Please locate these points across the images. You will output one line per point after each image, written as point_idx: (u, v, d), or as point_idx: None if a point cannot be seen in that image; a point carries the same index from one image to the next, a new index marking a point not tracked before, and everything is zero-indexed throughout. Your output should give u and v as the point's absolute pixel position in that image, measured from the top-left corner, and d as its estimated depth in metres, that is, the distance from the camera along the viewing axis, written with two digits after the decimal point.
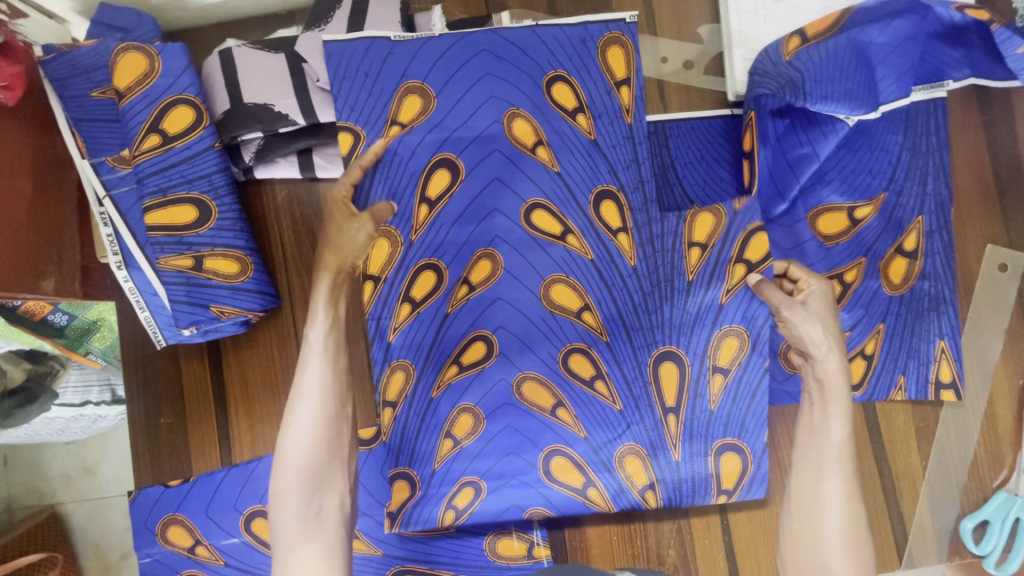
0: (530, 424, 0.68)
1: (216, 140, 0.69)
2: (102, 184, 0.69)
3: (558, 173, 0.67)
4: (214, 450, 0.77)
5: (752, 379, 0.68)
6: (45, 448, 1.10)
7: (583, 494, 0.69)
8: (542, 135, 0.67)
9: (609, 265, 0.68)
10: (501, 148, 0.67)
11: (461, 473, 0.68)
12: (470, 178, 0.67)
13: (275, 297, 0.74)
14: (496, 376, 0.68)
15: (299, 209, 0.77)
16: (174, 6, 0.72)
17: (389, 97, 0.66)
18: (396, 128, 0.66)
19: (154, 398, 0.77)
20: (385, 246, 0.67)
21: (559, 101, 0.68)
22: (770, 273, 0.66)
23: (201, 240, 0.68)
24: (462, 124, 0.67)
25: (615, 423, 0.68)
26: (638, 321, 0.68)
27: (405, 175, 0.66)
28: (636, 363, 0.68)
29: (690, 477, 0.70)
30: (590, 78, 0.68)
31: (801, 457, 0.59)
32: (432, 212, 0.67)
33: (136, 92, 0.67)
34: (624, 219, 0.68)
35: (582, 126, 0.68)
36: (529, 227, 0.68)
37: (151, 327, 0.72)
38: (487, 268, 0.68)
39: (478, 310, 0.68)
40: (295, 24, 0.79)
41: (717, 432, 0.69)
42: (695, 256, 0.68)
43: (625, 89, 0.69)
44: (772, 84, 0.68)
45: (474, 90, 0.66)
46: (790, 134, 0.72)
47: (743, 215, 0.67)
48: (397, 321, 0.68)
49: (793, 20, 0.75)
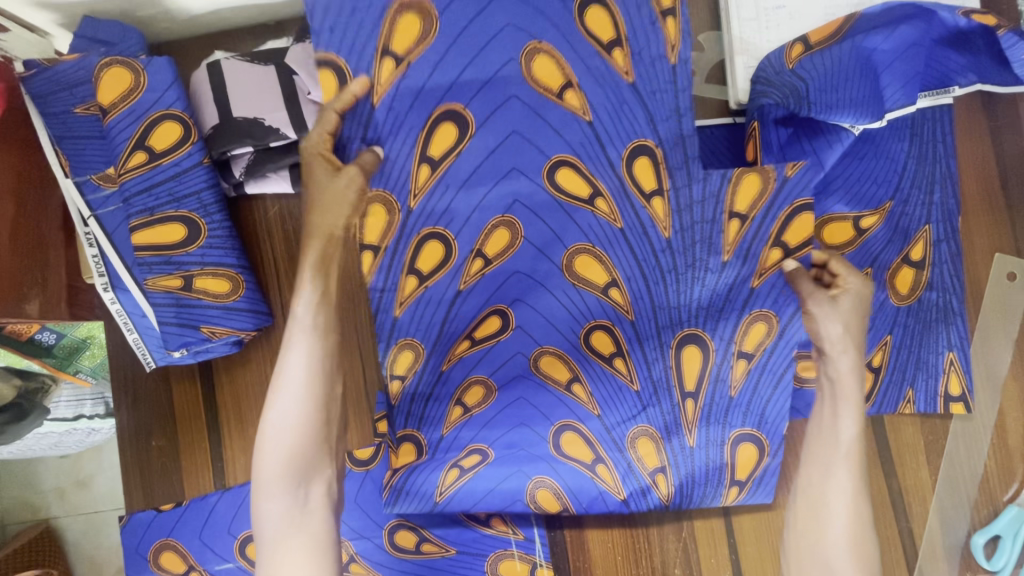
0: (544, 398, 0.71)
1: (205, 155, 0.67)
2: (87, 204, 0.67)
3: (589, 122, 0.65)
4: (206, 472, 0.75)
5: (777, 367, 0.69)
6: (37, 463, 1.08)
7: (592, 470, 0.71)
8: (572, 78, 0.64)
9: (640, 236, 0.67)
10: (520, 95, 0.64)
11: (469, 440, 0.71)
12: (478, 133, 0.65)
13: (269, 314, 0.72)
14: (511, 350, 0.70)
15: (292, 223, 0.75)
16: (161, 17, 0.70)
17: (381, 14, 0.61)
18: (389, 58, 0.62)
19: (143, 421, 0.75)
20: (382, 215, 0.64)
21: (592, 32, 0.64)
22: (808, 260, 0.67)
23: (190, 260, 0.66)
24: (464, 71, 0.63)
25: (631, 405, 0.70)
26: (667, 300, 0.68)
27: (403, 130, 0.64)
28: (659, 342, 0.69)
29: (703, 465, 0.71)
30: (629, 5, 0.65)
31: (805, 465, 0.64)
32: (434, 173, 0.65)
33: (121, 108, 0.65)
34: (660, 179, 0.66)
35: (618, 63, 0.65)
36: (553, 189, 0.66)
37: (140, 349, 0.70)
38: (505, 238, 0.68)
39: (494, 286, 0.69)
40: (285, 34, 0.77)
41: (736, 421, 0.70)
42: (734, 230, 0.66)
43: (670, 19, 0.65)
44: (776, 93, 0.67)
45: (486, 21, 0.63)
46: (794, 142, 0.70)
47: (792, 188, 0.64)
48: (403, 295, 0.67)
49: (797, 26, 0.73)
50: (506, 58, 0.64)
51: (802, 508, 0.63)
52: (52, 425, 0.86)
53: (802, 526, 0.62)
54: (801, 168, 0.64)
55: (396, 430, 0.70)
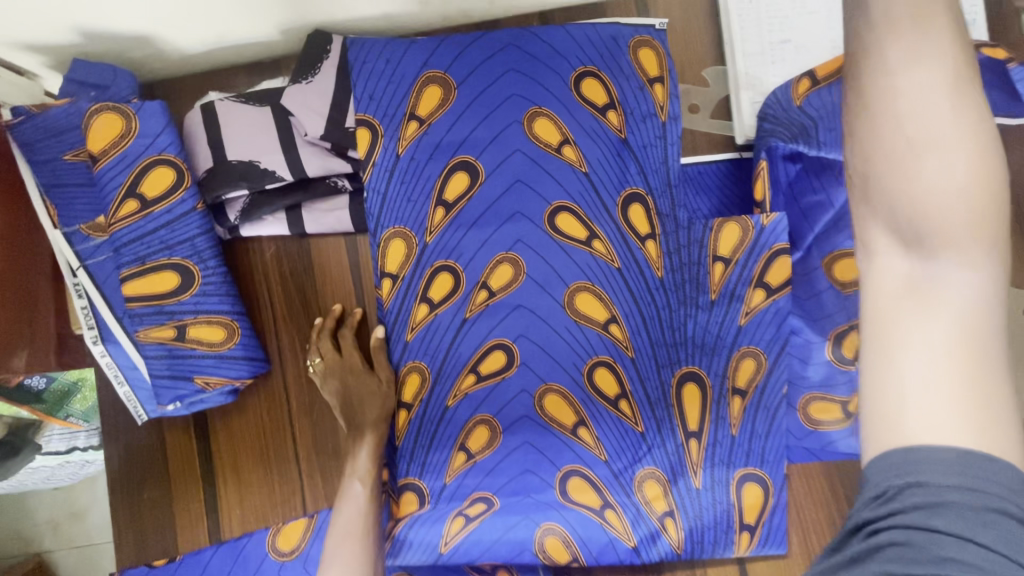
0: (550, 442, 0.68)
1: (199, 201, 0.66)
2: (77, 254, 0.65)
3: (585, 173, 0.68)
4: (202, 523, 0.73)
5: (771, 403, 0.69)
6: (31, 496, 1.11)
7: (601, 516, 0.67)
8: (568, 135, 0.69)
9: (637, 276, 0.69)
10: (524, 148, 0.68)
11: (472, 489, 0.68)
12: (488, 180, 0.68)
13: (265, 360, 0.71)
14: (516, 388, 0.68)
15: (288, 265, 0.75)
16: (153, 58, 0.70)
17: (409, 86, 0.69)
18: (414, 122, 0.69)
19: (137, 473, 0.73)
20: (401, 247, 0.70)
21: (591, 95, 0.69)
22: (784, 299, 0.69)
23: (184, 309, 0.64)
24: (478, 126, 0.68)
25: (635, 445, 0.68)
26: (663, 337, 0.70)
27: (422, 178, 0.69)
28: (660, 381, 0.69)
29: (711, 508, 0.68)
30: (622, 75, 0.71)
31: (855, 113, 0.34)
32: (448, 215, 0.69)
33: (111, 155, 0.63)
34: (652, 225, 0.70)
35: (613, 122, 0.70)
36: (553, 230, 0.68)
37: (131, 402, 0.69)
38: (509, 273, 0.68)
39: (498, 317, 0.68)
40: (281, 72, 0.76)
41: (739, 461, 0.68)
42: (718, 274, 0.70)
43: (659, 86, 0.72)
44: (785, 133, 0.66)
45: (499, 83, 0.69)
46: (802, 179, 0.70)
47: (769, 235, 0.68)
48: (414, 321, 0.70)
49: (802, 61, 0.72)
50: (511, 120, 0.68)
51: (864, 132, 0.34)
52: (44, 459, 0.90)
53: (866, 162, 0.34)
54: (775, 218, 0.68)
55: (400, 476, 0.70)
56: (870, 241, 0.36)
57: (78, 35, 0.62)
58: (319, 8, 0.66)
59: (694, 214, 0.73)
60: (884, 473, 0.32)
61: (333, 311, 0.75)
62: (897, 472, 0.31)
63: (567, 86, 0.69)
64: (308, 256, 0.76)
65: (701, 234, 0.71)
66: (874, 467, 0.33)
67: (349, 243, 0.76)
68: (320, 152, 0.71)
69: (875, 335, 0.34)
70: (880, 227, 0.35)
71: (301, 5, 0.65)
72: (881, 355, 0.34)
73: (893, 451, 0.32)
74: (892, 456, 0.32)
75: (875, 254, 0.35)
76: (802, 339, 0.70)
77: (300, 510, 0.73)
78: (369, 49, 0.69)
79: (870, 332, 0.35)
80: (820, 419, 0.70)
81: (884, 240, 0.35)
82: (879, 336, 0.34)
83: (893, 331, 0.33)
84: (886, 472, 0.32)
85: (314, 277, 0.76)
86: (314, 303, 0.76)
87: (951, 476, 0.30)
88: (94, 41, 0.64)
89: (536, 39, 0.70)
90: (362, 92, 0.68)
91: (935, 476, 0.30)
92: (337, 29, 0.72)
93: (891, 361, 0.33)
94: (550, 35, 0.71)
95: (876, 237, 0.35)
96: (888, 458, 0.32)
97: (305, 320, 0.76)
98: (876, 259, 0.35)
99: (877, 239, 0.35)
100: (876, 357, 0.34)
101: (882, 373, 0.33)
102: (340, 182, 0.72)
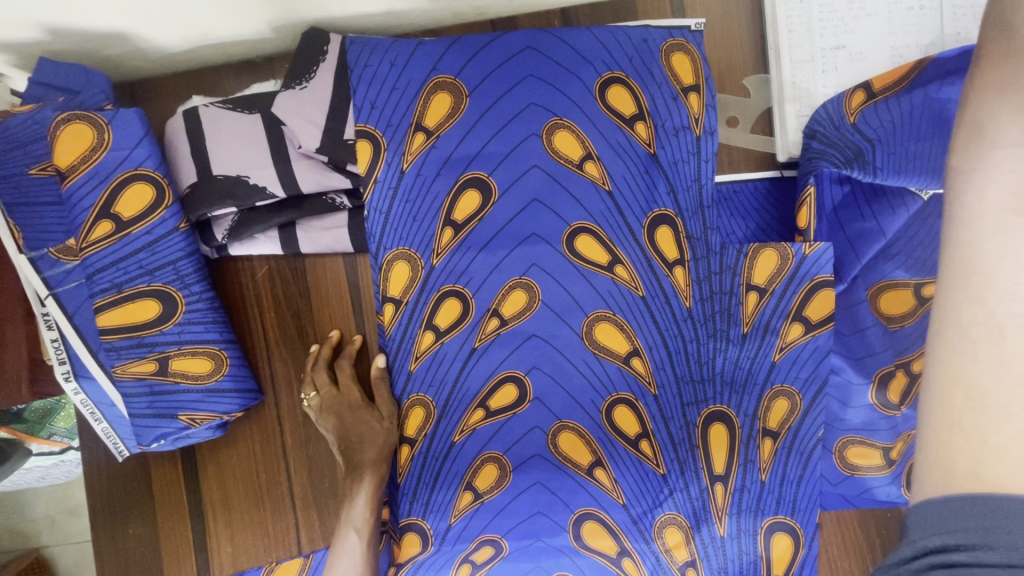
0: (564, 482, 0.62)
1: (180, 220, 0.60)
2: (44, 282, 0.60)
3: (608, 192, 0.62)
4: (189, 558, 0.70)
5: (805, 446, 0.63)
6: (27, 491, 1.08)
7: (617, 565, 0.62)
8: (591, 148, 0.62)
9: (662, 304, 0.63)
10: (541, 164, 0.61)
11: (479, 531, 0.62)
12: (502, 199, 0.62)
13: (256, 391, 0.66)
14: (529, 424, 0.62)
15: (280, 287, 0.71)
16: (131, 57, 0.63)
17: (415, 93, 0.62)
18: (421, 134, 0.62)
19: (120, 508, 0.70)
20: (406, 269, 0.63)
21: (616, 107, 0.62)
22: (827, 336, 0.63)
23: (166, 340, 0.59)
24: (492, 139, 0.61)
25: (655, 489, 0.62)
26: (689, 372, 0.63)
27: (429, 196, 0.62)
28: (684, 421, 0.63)
29: (736, 558, 0.62)
30: (653, 82, 0.63)
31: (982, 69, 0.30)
32: (457, 236, 0.62)
33: (81, 171, 0.57)
34: (681, 249, 0.63)
35: (641, 135, 0.62)
36: (572, 254, 0.62)
37: (110, 439, 0.65)
38: (522, 299, 0.62)
39: (511, 347, 0.62)
40: (273, 73, 0.69)
41: (768, 508, 0.62)
42: (752, 304, 0.63)
43: (694, 96, 0.65)
44: (836, 156, 0.60)
45: (515, 89, 0.62)
46: (849, 205, 0.64)
47: (813, 265, 0.62)
48: (420, 349, 0.64)
49: (858, 69, 0.67)
50: (528, 132, 0.61)
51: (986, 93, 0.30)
52: (38, 460, 0.84)
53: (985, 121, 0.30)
54: (820, 247, 0.62)
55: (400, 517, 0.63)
56: (943, 263, 0.30)
57: (43, 33, 0.56)
58: (313, 5, 0.59)
59: (723, 237, 0.67)
60: (920, 529, 0.27)
61: (330, 338, 0.71)
62: (935, 527, 0.27)
63: (591, 94, 0.62)
64: (302, 278, 0.71)
65: (734, 262, 0.64)
66: (913, 519, 0.28)
67: (348, 264, 0.71)
68: (316, 166, 0.64)
69: (935, 381, 0.29)
70: (954, 242, 0.30)
71: (293, 3, 0.58)
72: (944, 412, 0.28)
73: (938, 500, 0.27)
74: (936, 507, 0.27)
75: (945, 279, 0.30)
76: (842, 378, 0.65)
77: (294, 548, 0.70)
78: (371, 50, 0.62)
79: (929, 371, 0.30)
80: (857, 464, 0.64)
81: (958, 258, 0.29)
82: (941, 374, 0.29)
83: (952, 376, 0.29)
84: (926, 526, 0.27)
85: (309, 300, 0.71)
86: (310, 328, 0.72)
87: (999, 532, 0.25)
88: (64, 40, 0.57)
89: (556, 40, 0.63)
90: (362, 101, 0.61)
91: (980, 534, 0.25)
92: (336, 27, 0.65)
93: (953, 398, 0.28)
94: (571, 35, 0.63)
95: (956, 240, 0.30)
96: (927, 508, 0.27)
97: (299, 345, 0.72)
98: (944, 285, 0.30)
99: (947, 258, 0.30)
100: (936, 411, 0.29)
101: (939, 433, 0.28)
102: (337, 198, 0.66)
